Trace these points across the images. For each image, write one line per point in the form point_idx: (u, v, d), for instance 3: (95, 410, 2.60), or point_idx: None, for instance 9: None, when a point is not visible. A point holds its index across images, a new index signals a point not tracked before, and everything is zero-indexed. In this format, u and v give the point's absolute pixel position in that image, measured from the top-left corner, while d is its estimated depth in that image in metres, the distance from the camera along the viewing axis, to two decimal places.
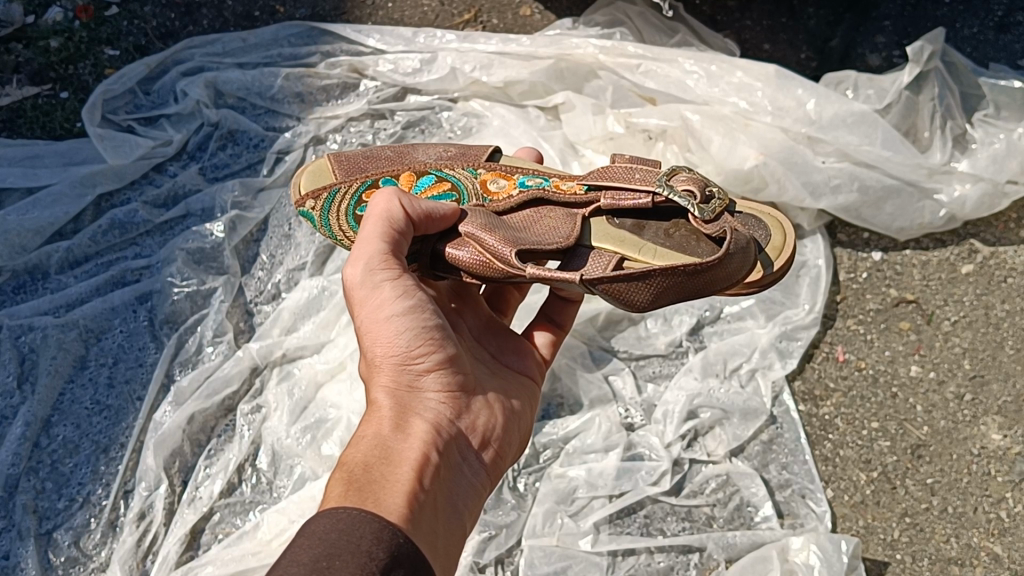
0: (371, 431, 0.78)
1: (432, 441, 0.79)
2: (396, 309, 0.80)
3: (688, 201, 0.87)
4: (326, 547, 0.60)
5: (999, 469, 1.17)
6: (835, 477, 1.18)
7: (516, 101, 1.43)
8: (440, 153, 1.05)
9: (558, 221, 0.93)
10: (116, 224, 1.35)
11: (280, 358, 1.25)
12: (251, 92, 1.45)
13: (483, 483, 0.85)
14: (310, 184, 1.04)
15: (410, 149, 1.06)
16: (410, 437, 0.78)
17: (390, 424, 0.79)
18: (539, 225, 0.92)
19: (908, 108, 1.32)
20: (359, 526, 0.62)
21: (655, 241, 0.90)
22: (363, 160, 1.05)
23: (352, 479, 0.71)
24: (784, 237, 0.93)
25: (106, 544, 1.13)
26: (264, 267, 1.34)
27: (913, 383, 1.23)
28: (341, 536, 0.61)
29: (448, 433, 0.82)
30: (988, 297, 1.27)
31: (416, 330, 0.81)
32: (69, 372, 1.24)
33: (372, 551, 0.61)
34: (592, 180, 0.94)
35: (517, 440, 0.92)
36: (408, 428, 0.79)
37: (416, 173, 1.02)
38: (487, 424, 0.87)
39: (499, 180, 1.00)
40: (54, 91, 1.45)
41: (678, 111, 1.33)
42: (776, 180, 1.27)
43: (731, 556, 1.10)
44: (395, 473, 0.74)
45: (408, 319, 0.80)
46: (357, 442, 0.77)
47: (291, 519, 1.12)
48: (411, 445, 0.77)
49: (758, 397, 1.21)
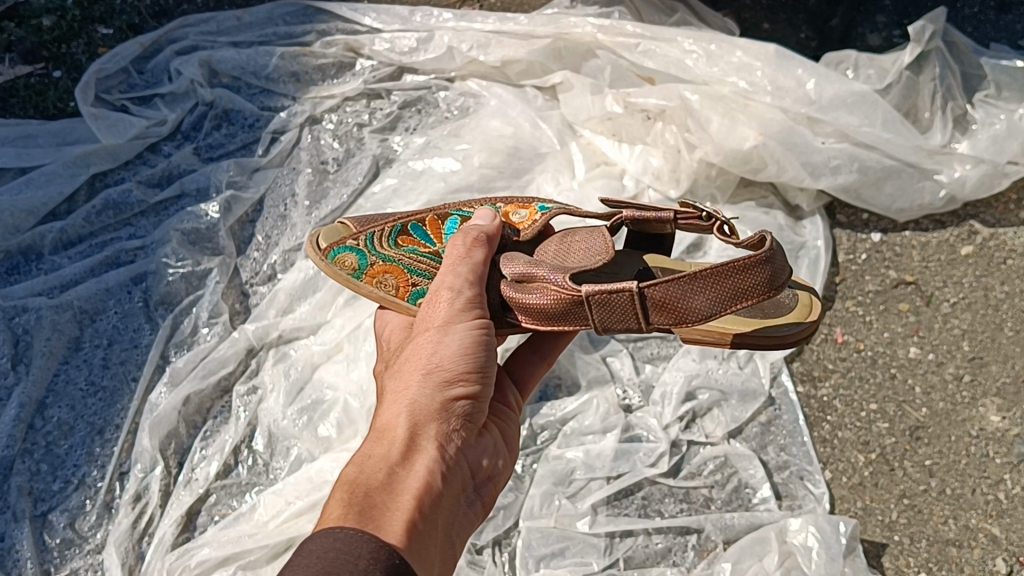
0: (381, 449, 0.74)
1: (439, 472, 0.75)
2: (460, 341, 0.80)
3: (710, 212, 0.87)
4: (323, 565, 0.57)
5: (998, 450, 1.16)
6: (833, 458, 1.18)
7: (514, 81, 1.42)
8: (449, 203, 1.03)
9: (588, 240, 0.91)
10: (110, 204, 1.34)
11: (276, 339, 1.24)
12: (246, 71, 1.44)
13: (473, 522, 0.80)
14: (331, 235, 0.98)
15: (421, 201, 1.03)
16: (421, 464, 0.74)
17: (407, 444, 0.74)
18: (571, 255, 0.90)
19: (909, 88, 1.31)
20: (355, 546, 0.60)
21: None
22: (379, 215, 1.01)
23: (353, 500, 0.68)
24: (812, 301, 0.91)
25: (101, 526, 1.13)
26: (260, 247, 1.33)
27: (912, 364, 1.23)
28: (337, 556, 0.58)
29: (454, 465, 0.78)
30: (986, 279, 1.27)
31: (467, 366, 0.79)
32: (64, 353, 1.23)
33: (369, 570, 0.58)
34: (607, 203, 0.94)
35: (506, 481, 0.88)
36: (424, 454, 0.75)
37: (440, 217, 1.00)
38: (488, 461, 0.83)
39: (520, 211, 0.99)
40: (47, 70, 1.44)
41: (678, 91, 1.30)
42: (775, 160, 1.27)
43: (729, 537, 1.10)
44: (397, 500, 0.70)
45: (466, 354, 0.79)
46: (363, 460, 0.73)
47: (288, 501, 1.11)
48: (422, 472, 0.73)
49: (756, 377, 1.21)
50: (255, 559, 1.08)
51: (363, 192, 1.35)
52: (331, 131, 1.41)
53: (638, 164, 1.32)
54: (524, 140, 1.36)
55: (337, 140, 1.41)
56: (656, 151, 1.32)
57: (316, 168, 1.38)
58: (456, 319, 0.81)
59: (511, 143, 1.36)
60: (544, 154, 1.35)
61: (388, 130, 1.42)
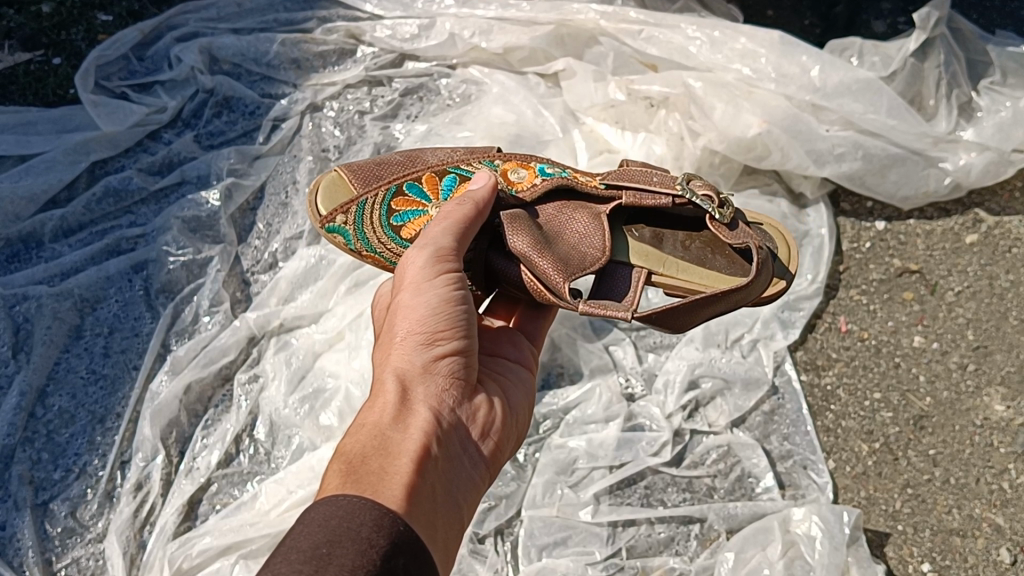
0: (374, 416, 0.73)
1: (433, 430, 0.74)
2: (434, 296, 0.79)
3: (710, 202, 0.91)
4: (325, 534, 0.57)
5: (1002, 440, 1.15)
6: (837, 447, 1.17)
7: (516, 67, 1.42)
8: (449, 153, 1.01)
9: (589, 222, 0.93)
10: (111, 192, 1.34)
11: (277, 327, 1.24)
12: (247, 58, 1.44)
13: (482, 476, 0.80)
14: (327, 201, 0.98)
15: (419, 153, 1.02)
16: (415, 425, 0.74)
17: (397, 407, 0.74)
18: (566, 234, 0.93)
19: (914, 75, 1.29)
20: (358, 514, 0.59)
21: (676, 254, 0.94)
22: (378, 166, 1.00)
23: (350, 469, 0.67)
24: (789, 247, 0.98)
25: (102, 515, 1.12)
26: (261, 235, 1.32)
27: (915, 353, 1.22)
28: (339, 523, 0.58)
29: (450, 423, 0.77)
30: (991, 268, 1.26)
31: (444, 321, 0.79)
32: (65, 341, 1.23)
33: (372, 538, 0.58)
34: (611, 177, 0.95)
35: (515, 432, 0.87)
36: (416, 416, 0.74)
37: (437, 174, 0.99)
38: (489, 414, 0.83)
39: (519, 169, 0.98)
40: (46, 57, 1.43)
41: (682, 78, 1.30)
42: (779, 147, 1.27)
43: (732, 527, 1.10)
44: (394, 463, 0.69)
45: (441, 308, 0.79)
46: (357, 429, 0.73)
47: (289, 489, 1.11)
48: (416, 433, 0.73)
49: (759, 366, 1.20)
50: (256, 548, 1.08)
51: None
52: (332, 118, 1.40)
53: (640, 152, 1.31)
54: (527, 127, 1.35)
55: (338, 128, 1.40)
56: (659, 138, 1.31)
57: (316, 156, 1.37)
58: (426, 275, 0.80)
59: (514, 130, 1.35)
60: (546, 142, 1.33)
61: (389, 117, 1.41)
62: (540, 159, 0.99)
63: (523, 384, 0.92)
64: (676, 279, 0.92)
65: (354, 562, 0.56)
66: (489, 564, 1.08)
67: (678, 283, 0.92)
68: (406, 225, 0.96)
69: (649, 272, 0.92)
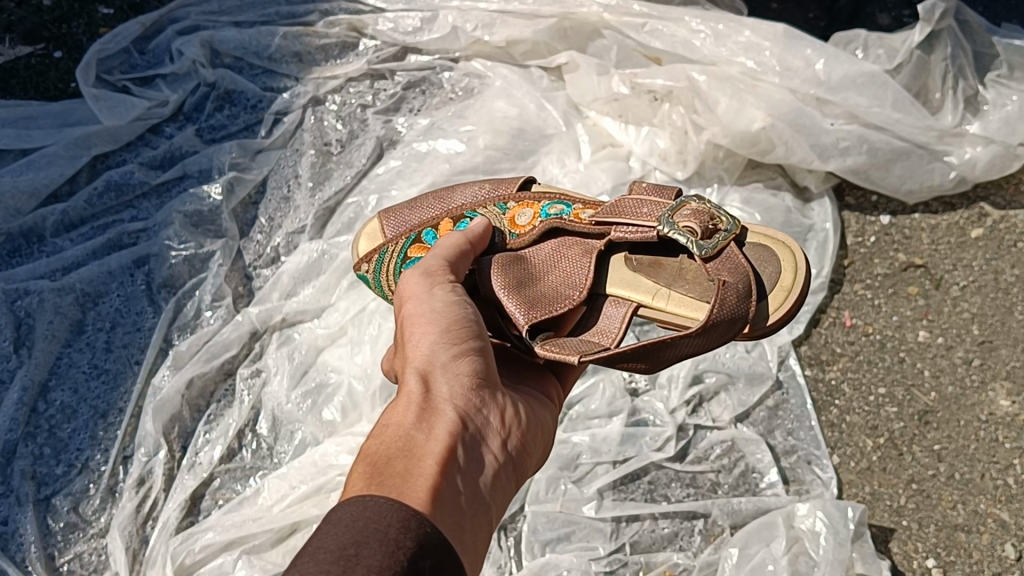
0: (397, 419, 0.72)
1: (459, 429, 0.73)
2: (440, 301, 0.81)
3: (689, 238, 0.86)
4: (352, 534, 0.57)
5: (1007, 435, 1.14)
6: (840, 442, 1.17)
7: (519, 61, 1.41)
8: (478, 192, 1.04)
9: (577, 264, 0.91)
10: (112, 186, 1.33)
11: (279, 322, 1.23)
12: (248, 51, 1.43)
13: (513, 483, 0.77)
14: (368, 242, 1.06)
15: (450, 192, 1.06)
16: (439, 424, 0.72)
17: (420, 408, 0.73)
18: (552, 275, 0.91)
19: (919, 68, 1.28)
20: (385, 514, 0.58)
21: (669, 283, 0.90)
22: (411, 212, 1.05)
23: (373, 471, 0.66)
24: (798, 270, 0.87)
25: (105, 510, 1.12)
26: (263, 230, 1.32)
27: (920, 348, 1.21)
28: (368, 523, 0.57)
29: (477, 422, 0.75)
30: (997, 263, 1.25)
31: (455, 321, 0.80)
32: (66, 336, 1.23)
33: (400, 539, 0.57)
34: (603, 213, 0.92)
35: (543, 441, 0.85)
36: (441, 414, 0.73)
37: (454, 218, 1.01)
38: (517, 417, 0.80)
39: (524, 211, 0.98)
40: (47, 50, 1.42)
41: (685, 71, 1.28)
42: (783, 142, 1.26)
43: (736, 522, 1.09)
44: (420, 463, 0.67)
45: (448, 309, 0.81)
46: (381, 432, 0.72)
47: (292, 485, 1.11)
48: (441, 431, 0.71)
49: (764, 361, 1.20)
50: (259, 544, 1.08)
51: (367, 173, 1.35)
52: (334, 112, 1.40)
53: (645, 146, 1.32)
54: (530, 121, 1.35)
55: (340, 122, 1.39)
56: (664, 133, 1.32)
57: (319, 150, 1.37)
58: (426, 286, 0.83)
59: (516, 124, 1.35)
60: (550, 136, 1.34)
61: (392, 111, 1.41)
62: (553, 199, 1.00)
63: (548, 403, 0.89)
64: (667, 311, 0.88)
65: (383, 562, 0.55)
66: (492, 560, 1.08)
67: (668, 316, 0.88)
68: None
69: (635, 306, 0.89)
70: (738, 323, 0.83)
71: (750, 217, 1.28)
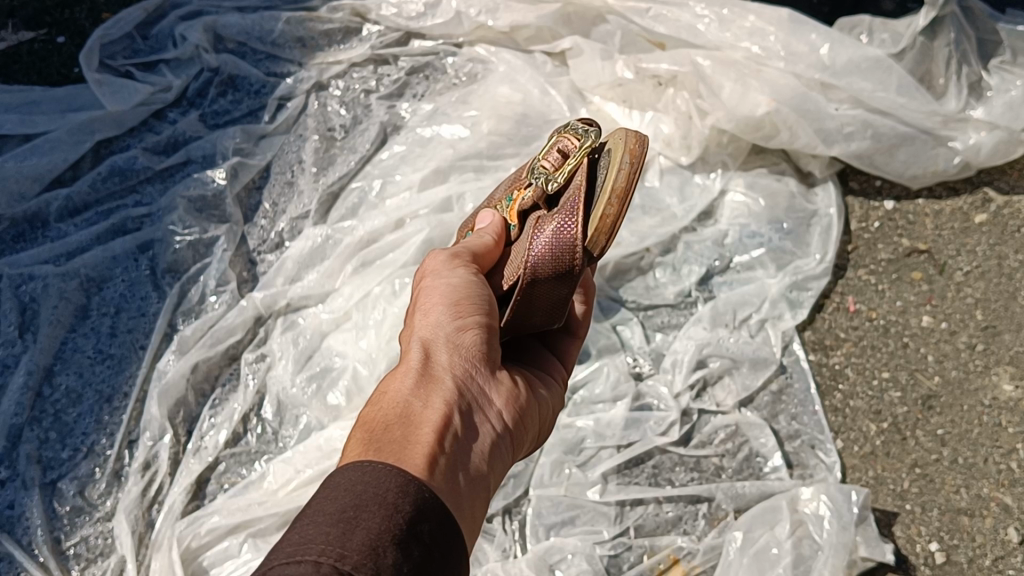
0: (396, 385, 0.72)
1: (456, 401, 0.72)
2: (457, 277, 0.81)
3: (541, 179, 0.84)
4: (351, 498, 0.55)
5: (1010, 419, 1.14)
6: (845, 427, 1.18)
7: (523, 46, 1.41)
8: (508, 182, 0.96)
9: (521, 242, 0.86)
10: (116, 171, 1.33)
11: (284, 307, 1.23)
12: (252, 37, 1.43)
13: (509, 458, 0.77)
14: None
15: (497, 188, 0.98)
16: (437, 394, 0.72)
17: (421, 376, 0.72)
18: (511, 253, 0.87)
19: (924, 54, 1.28)
20: (382, 479, 0.57)
21: None
22: (466, 212, 1.00)
23: (369, 436, 0.65)
24: (611, 161, 0.77)
25: (111, 494, 1.12)
26: (267, 215, 1.32)
27: (924, 333, 1.21)
28: (366, 487, 0.56)
29: (476, 397, 0.75)
30: (1000, 248, 1.24)
31: (465, 296, 0.79)
32: (71, 321, 1.23)
33: (398, 503, 0.55)
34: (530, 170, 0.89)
35: (540, 425, 0.84)
36: (440, 384, 0.73)
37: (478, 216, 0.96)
38: (518, 395, 0.80)
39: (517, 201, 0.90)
40: (50, 36, 1.42)
41: (690, 56, 1.28)
42: (787, 126, 1.26)
43: (740, 506, 1.10)
44: (417, 431, 0.67)
45: (462, 286, 0.81)
46: (380, 399, 0.71)
47: (297, 469, 1.11)
48: (440, 401, 0.71)
49: (768, 346, 1.20)
50: (265, 527, 1.08)
51: (371, 158, 1.34)
52: (338, 97, 1.40)
53: (649, 131, 1.32)
54: (535, 106, 1.35)
55: (344, 107, 1.39)
56: (667, 118, 1.31)
57: (322, 135, 1.37)
58: (449, 264, 0.83)
59: (521, 109, 1.35)
60: (555, 122, 1.33)
61: (396, 96, 1.41)
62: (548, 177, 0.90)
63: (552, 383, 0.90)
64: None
65: (382, 525, 0.53)
66: (497, 543, 1.09)
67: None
68: None
69: None
70: (567, 256, 0.78)
71: (754, 202, 1.30)
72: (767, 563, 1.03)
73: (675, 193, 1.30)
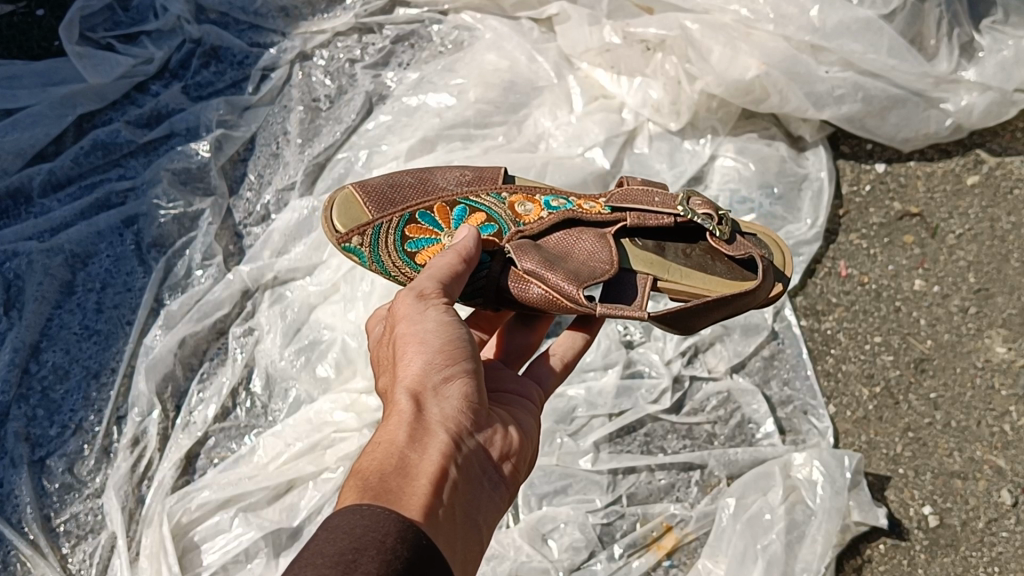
0: (389, 433, 0.68)
1: (452, 450, 0.69)
2: (433, 322, 0.76)
3: (713, 224, 0.92)
4: (350, 541, 0.54)
5: (1003, 382, 1.14)
6: (837, 392, 1.17)
7: (509, 13, 1.39)
8: (460, 176, 0.99)
9: (593, 241, 0.92)
10: (99, 145, 1.31)
11: (271, 281, 1.22)
12: (234, 6, 1.41)
13: (498, 501, 0.74)
14: (346, 218, 0.94)
15: (429, 174, 0.99)
16: (432, 442, 0.68)
17: (414, 424, 0.69)
18: (576, 253, 0.92)
19: (914, 15, 1.23)
20: (382, 522, 0.56)
21: (676, 261, 0.95)
22: (391, 189, 0.96)
23: (367, 484, 0.62)
24: (784, 253, 1.00)
25: (100, 470, 1.12)
26: (253, 187, 1.31)
27: (916, 297, 1.21)
28: (366, 531, 0.55)
29: (470, 445, 0.72)
30: (993, 210, 1.24)
31: (448, 342, 0.74)
32: (57, 297, 1.21)
33: (397, 548, 0.54)
34: (613, 201, 0.96)
35: (527, 457, 0.81)
36: (434, 433, 0.69)
37: (447, 204, 0.96)
38: (504, 437, 0.77)
39: (526, 203, 0.96)
40: (29, 9, 1.40)
41: (678, 20, 1.24)
42: (778, 90, 1.24)
43: (732, 473, 1.10)
44: (414, 483, 0.64)
45: (441, 330, 0.75)
46: (372, 447, 0.68)
47: (288, 442, 1.11)
48: (435, 449, 0.68)
49: (759, 311, 1.19)
50: (256, 501, 1.07)
51: (357, 129, 1.33)
52: (322, 68, 1.38)
53: (638, 97, 1.30)
54: (521, 74, 1.34)
55: (329, 77, 1.38)
56: (656, 83, 1.29)
57: (307, 106, 1.35)
58: (418, 306, 0.77)
59: (507, 77, 1.33)
60: (541, 89, 1.33)
61: (381, 65, 1.39)
62: (545, 190, 0.98)
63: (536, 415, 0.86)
64: (680, 285, 0.92)
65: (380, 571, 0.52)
66: None
67: (683, 287, 0.92)
68: (420, 253, 0.93)
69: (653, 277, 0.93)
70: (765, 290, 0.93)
71: (744, 167, 1.28)
72: (760, 529, 1.03)
73: (664, 159, 1.29)
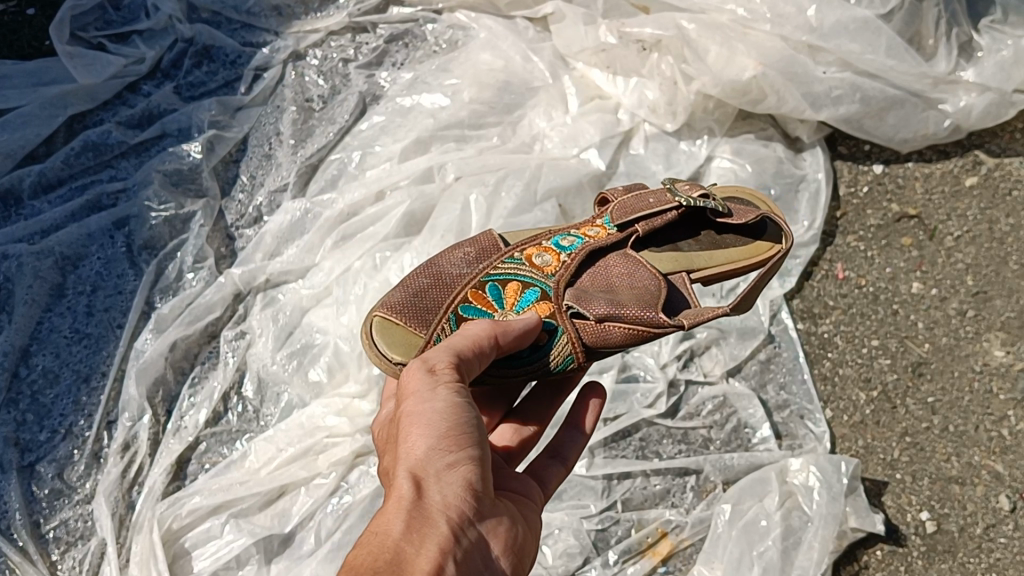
0: (385, 525, 0.64)
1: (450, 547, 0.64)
2: (445, 401, 0.69)
3: (715, 203, 0.92)
4: None
5: (1001, 386, 1.13)
6: (834, 396, 1.16)
7: (504, 12, 1.38)
8: (465, 257, 0.90)
9: (628, 267, 0.89)
10: (89, 146, 1.30)
11: (264, 283, 1.21)
12: (226, 5, 1.40)
13: None
14: (390, 344, 0.80)
15: (433, 266, 0.88)
16: (430, 537, 0.64)
17: (412, 515, 0.64)
18: (618, 287, 0.88)
19: (913, 15, 1.22)
20: None
21: (693, 249, 0.94)
22: (416, 296, 0.84)
23: None
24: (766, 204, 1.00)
25: (90, 476, 1.11)
26: (245, 188, 1.29)
27: (914, 300, 1.20)
28: None
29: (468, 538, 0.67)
30: (992, 212, 1.23)
31: (455, 426, 0.69)
32: (47, 300, 1.20)
33: None
34: (616, 218, 0.92)
35: (528, 547, 0.76)
36: (432, 525, 0.65)
37: (476, 288, 0.86)
38: (503, 530, 0.72)
39: (542, 253, 0.89)
40: (20, 8, 1.39)
41: (674, 19, 1.23)
42: (775, 90, 1.23)
43: (729, 478, 1.09)
44: None
45: (453, 410, 0.70)
46: (366, 538, 0.63)
47: (280, 447, 1.09)
48: (433, 545, 0.63)
49: (756, 315, 1.19)
50: (247, 507, 1.06)
51: (350, 129, 1.31)
52: (315, 67, 1.37)
53: (633, 97, 1.29)
54: (516, 73, 1.32)
55: (322, 77, 1.37)
56: (652, 84, 1.28)
57: (300, 106, 1.34)
58: (429, 381, 0.70)
59: (502, 76, 1.32)
60: (536, 89, 1.31)
61: (375, 65, 1.38)
62: (547, 234, 0.92)
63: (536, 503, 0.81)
64: (712, 269, 0.92)
65: None
66: None
67: (715, 271, 0.92)
68: None
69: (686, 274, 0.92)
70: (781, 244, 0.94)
71: (740, 169, 1.26)
72: (756, 535, 1.02)
73: (660, 159, 1.28)
